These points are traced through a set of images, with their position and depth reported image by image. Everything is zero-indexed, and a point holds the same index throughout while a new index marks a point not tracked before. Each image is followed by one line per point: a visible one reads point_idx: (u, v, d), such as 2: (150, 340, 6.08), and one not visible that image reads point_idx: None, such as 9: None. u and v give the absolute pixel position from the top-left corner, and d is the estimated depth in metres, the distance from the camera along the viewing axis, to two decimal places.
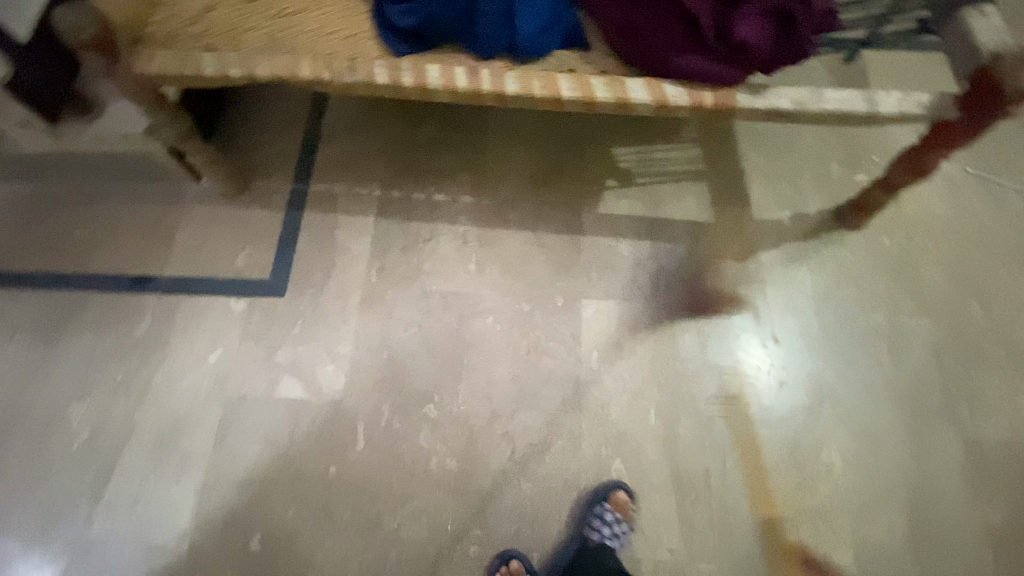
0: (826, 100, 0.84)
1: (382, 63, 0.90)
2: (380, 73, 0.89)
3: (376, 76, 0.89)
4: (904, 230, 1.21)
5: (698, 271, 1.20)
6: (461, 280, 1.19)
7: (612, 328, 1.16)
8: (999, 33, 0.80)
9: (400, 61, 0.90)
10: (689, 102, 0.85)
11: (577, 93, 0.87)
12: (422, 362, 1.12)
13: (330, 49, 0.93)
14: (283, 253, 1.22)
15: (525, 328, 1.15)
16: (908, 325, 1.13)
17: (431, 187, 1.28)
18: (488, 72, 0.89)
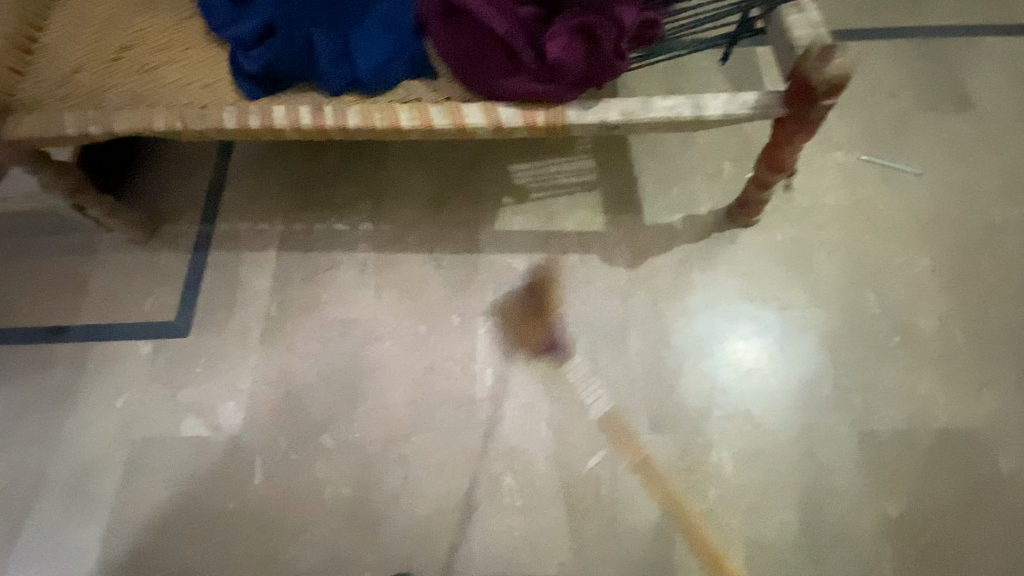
0: (654, 109, 0.85)
1: (232, 109, 0.94)
2: (229, 119, 0.93)
3: (225, 122, 0.93)
4: (798, 224, 1.21)
5: (593, 279, 1.20)
6: (357, 307, 1.20)
7: (508, 343, 1.15)
8: (813, 27, 0.80)
9: (250, 104, 0.94)
10: (522, 123, 0.87)
11: (416, 122, 0.89)
12: (319, 391, 1.13)
13: (187, 99, 0.97)
14: (189, 295, 1.26)
15: (422, 351, 1.15)
16: (800, 320, 1.13)
17: (331, 217, 1.30)
18: (331, 108, 0.91)
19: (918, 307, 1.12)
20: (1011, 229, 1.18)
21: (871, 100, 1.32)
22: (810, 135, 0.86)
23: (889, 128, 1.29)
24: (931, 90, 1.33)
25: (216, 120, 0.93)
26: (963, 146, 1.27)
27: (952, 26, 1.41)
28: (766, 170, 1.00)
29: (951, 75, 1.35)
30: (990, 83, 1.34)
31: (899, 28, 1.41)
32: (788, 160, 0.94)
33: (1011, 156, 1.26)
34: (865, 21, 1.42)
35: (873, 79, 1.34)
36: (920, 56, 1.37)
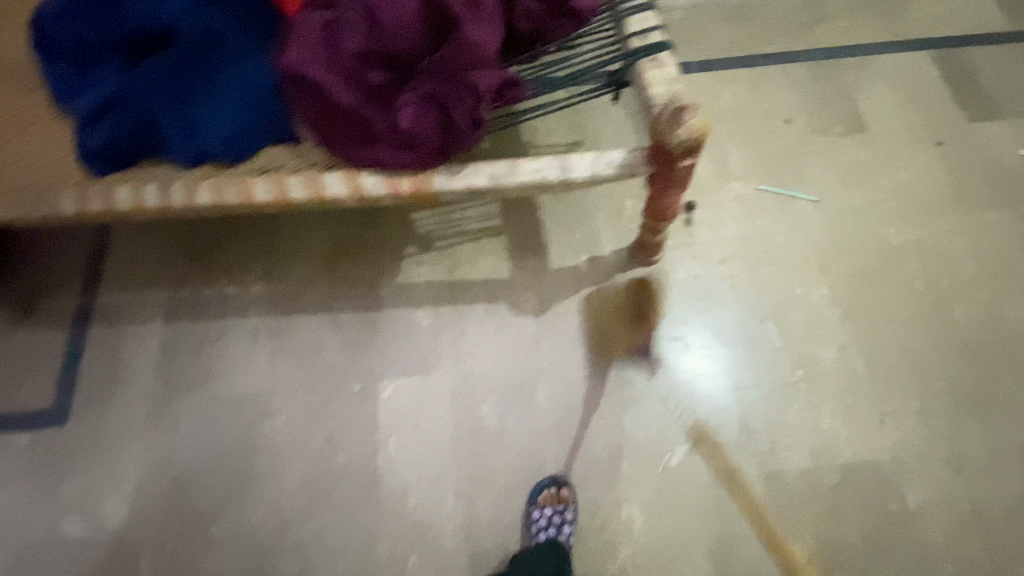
0: (521, 172, 0.83)
1: (70, 192, 0.85)
2: (66, 204, 0.85)
3: (63, 208, 0.85)
4: (698, 259, 1.20)
5: (499, 329, 1.15)
6: (249, 380, 1.13)
7: (410, 406, 1.09)
8: (671, 84, 0.78)
9: (90, 186, 0.86)
10: (387, 191, 0.83)
11: (271, 197, 0.83)
12: (209, 477, 1.06)
13: (26, 182, 0.88)
14: (68, 378, 1.16)
15: (318, 423, 1.08)
16: (705, 361, 1.12)
17: (222, 279, 1.22)
18: (179, 185, 0.84)
19: (820, 339, 1.12)
20: (905, 252, 1.20)
21: (768, 127, 1.33)
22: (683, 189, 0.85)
23: (785, 156, 1.30)
24: (824, 114, 1.35)
25: (53, 207, 0.85)
26: (858, 169, 1.28)
27: (842, 46, 1.43)
28: (650, 219, 0.98)
29: (844, 96, 1.37)
30: (881, 103, 1.36)
31: (793, 51, 1.43)
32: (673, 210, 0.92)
33: (904, 175, 1.27)
34: (759, 47, 1.43)
35: (768, 105, 1.35)
36: (813, 79, 1.39)
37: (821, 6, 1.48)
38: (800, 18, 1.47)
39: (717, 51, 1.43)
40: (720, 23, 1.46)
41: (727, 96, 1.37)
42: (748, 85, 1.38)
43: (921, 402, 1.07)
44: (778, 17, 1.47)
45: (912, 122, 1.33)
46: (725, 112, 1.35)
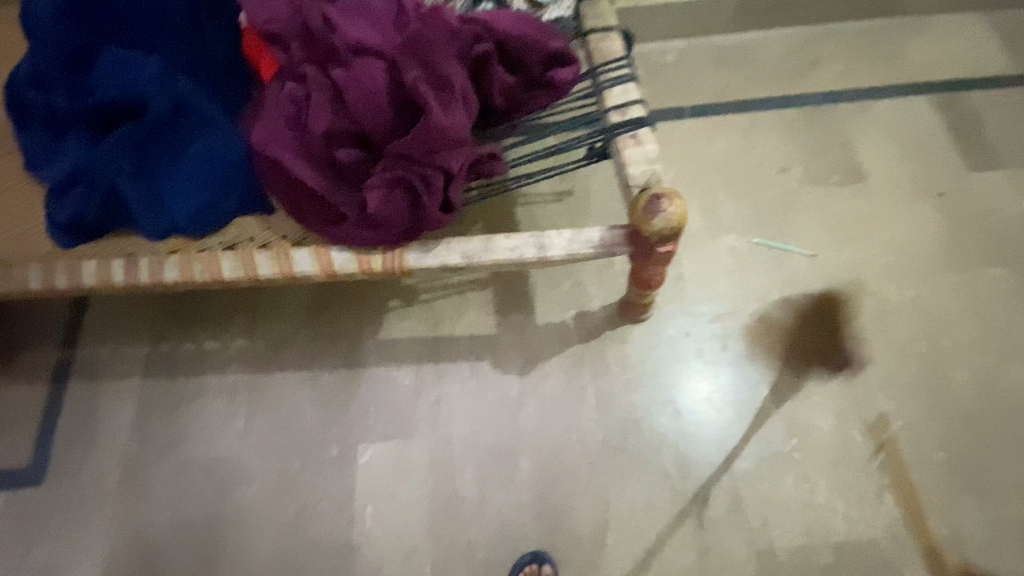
0: (497, 250, 0.80)
1: (39, 266, 0.84)
2: (34, 279, 0.84)
3: (31, 283, 0.83)
4: (688, 317, 1.17)
5: (482, 390, 1.12)
6: (224, 444, 1.12)
7: (387, 472, 1.07)
8: (651, 164, 0.75)
9: (59, 260, 0.84)
10: (357, 268, 0.80)
11: (240, 275, 0.81)
12: (182, 543, 1.05)
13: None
14: (44, 436, 1.14)
15: (292, 492, 1.07)
16: (694, 427, 1.08)
17: (202, 334, 1.20)
18: (147, 262, 0.83)
19: (815, 404, 1.08)
20: (904, 311, 1.15)
21: (761, 177, 1.30)
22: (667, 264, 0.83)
23: (778, 207, 1.27)
24: (820, 162, 1.31)
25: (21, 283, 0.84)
26: (854, 221, 1.25)
27: (839, 91, 1.40)
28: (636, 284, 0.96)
29: (840, 144, 1.33)
30: (879, 151, 1.32)
31: (787, 97, 1.40)
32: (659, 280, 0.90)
33: (901, 228, 1.23)
34: (750, 94, 1.42)
35: (760, 155, 1.33)
36: (808, 126, 1.36)
37: (817, 49, 1.46)
38: (794, 62, 1.45)
39: (710, 96, 1.42)
40: (711, 69, 1.45)
41: (716, 145, 1.36)
42: (740, 134, 1.36)
43: (920, 475, 1.03)
44: (771, 62, 1.45)
45: (911, 171, 1.30)
46: (715, 163, 1.33)
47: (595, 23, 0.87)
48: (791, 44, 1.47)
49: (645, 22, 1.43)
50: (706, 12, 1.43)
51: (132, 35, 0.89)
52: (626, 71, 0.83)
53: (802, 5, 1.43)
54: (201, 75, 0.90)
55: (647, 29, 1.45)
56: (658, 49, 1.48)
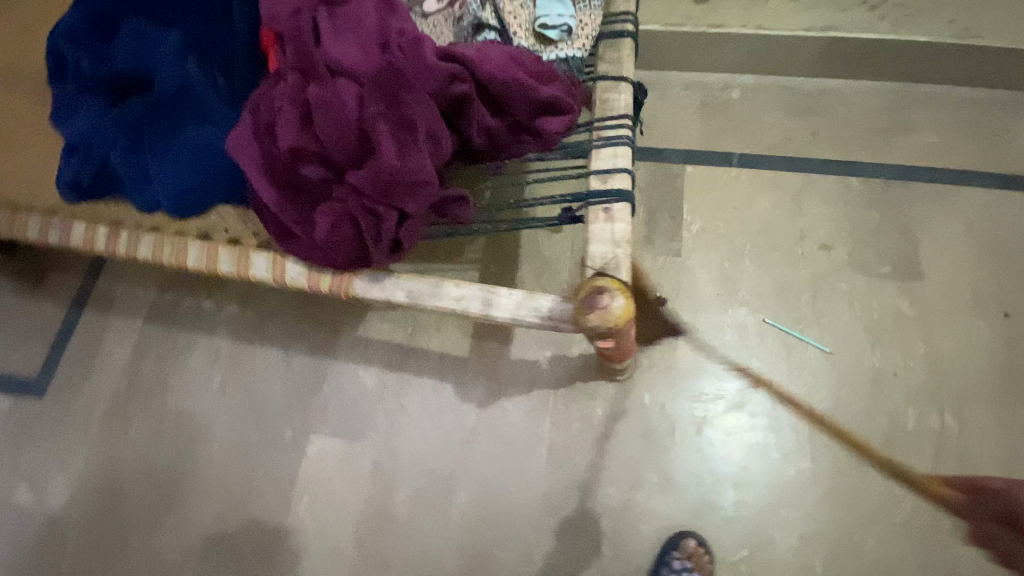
0: (444, 296, 0.76)
1: (39, 218, 0.91)
2: (33, 229, 0.91)
3: (30, 233, 0.91)
4: (670, 388, 1.08)
5: (440, 412, 1.11)
6: (198, 400, 1.17)
7: (331, 469, 1.09)
8: (615, 248, 0.68)
9: (57, 215, 0.90)
10: (306, 284, 0.79)
11: (201, 265, 0.83)
12: (141, 483, 1.13)
13: (16, 195, 0.95)
14: (54, 355, 1.25)
15: (244, 463, 1.12)
16: (642, 505, 1.02)
17: (201, 292, 1.26)
18: (126, 234, 0.87)
19: (779, 520, 0.99)
20: (918, 441, 1.02)
21: (796, 251, 1.17)
22: (627, 348, 0.76)
23: (807, 289, 1.13)
24: (872, 247, 1.15)
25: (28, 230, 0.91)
26: (892, 324, 1.09)
27: (920, 168, 1.22)
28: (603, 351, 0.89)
29: (902, 231, 1.17)
30: (947, 248, 1.15)
31: (856, 163, 1.23)
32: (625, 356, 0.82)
33: (947, 345, 1.07)
34: (814, 152, 1.26)
35: (805, 225, 1.19)
36: (870, 202, 1.19)
37: (908, 113, 1.27)
38: (877, 124, 1.26)
39: (767, 146, 1.27)
40: (778, 116, 1.30)
41: (758, 204, 1.22)
42: (788, 196, 1.22)
43: None
44: (850, 119, 1.28)
45: (980, 281, 1.12)
46: (750, 223, 1.20)
47: (608, 68, 0.78)
48: (879, 102, 1.28)
49: (712, 51, 1.29)
50: (785, 52, 1.26)
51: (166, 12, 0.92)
52: (623, 132, 0.75)
53: (906, 57, 1.22)
54: (209, 55, 0.89)
55: (715, 58, 1.30)
56: (723, 81, 1.33)
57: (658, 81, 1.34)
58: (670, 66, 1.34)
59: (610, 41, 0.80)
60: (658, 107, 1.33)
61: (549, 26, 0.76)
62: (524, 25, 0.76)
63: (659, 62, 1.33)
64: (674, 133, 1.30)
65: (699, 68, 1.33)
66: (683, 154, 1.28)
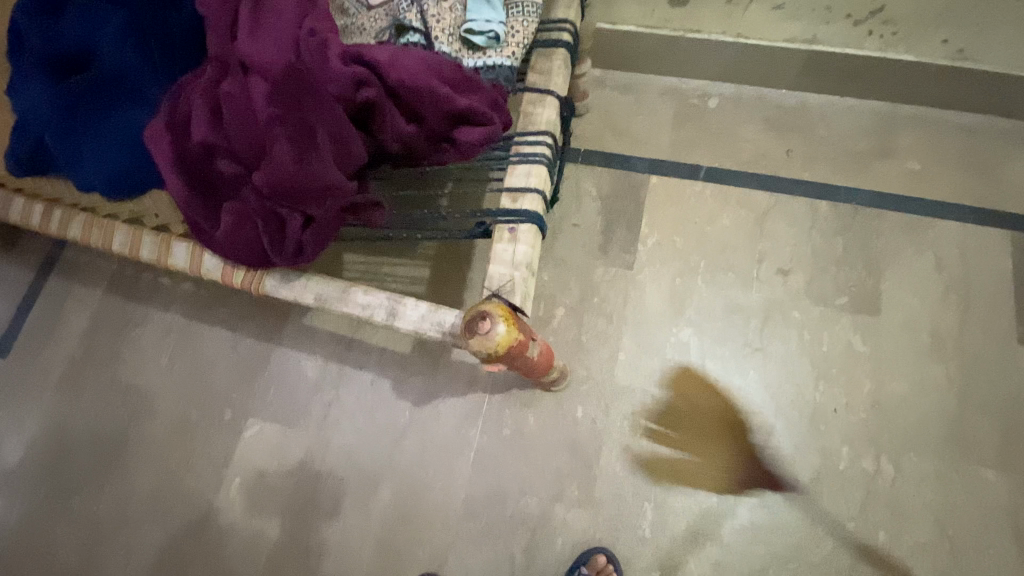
0: (350, 302, 0.75)
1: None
2: None
3: None
4: (604, 404, 1.06)
5: (375, 406, 1.11)
6: (147, 373, 1.20)
7: (265, 453, 1.12)
8: (514, 271, 0.66)
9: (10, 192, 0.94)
10: (220, 278, 0.79)
11: (126, 250, 0.85)
12: (86, 449, 1.17)
13: None
14: (18, 317, 1.29)
15: (183, 439, 1.15)
16: (560, 519, 1.02)
17: (160, 268, 1.27)
18: (59, 213, 0.89)
19: (693, 546, 0.98)
20: (850, 483, 0.99)
21: (753, 274, 1.13)
22: (538, 360, 0.74)
23: (759, 315, 1.10)
24: (831, 276, 1.11)
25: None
26: (841, 358, 1.06)
27: (896, 197, 1.16)
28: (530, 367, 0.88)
29: (867, 262, 1.12)
30: (911, 285, 1.10)
31: (830, 187, 1.18)
32: (547, 367, 0.80)
33: (895, 387, 1.04)
34: (787, 172, 1.21)
35: (766, 247, 1.15)
36: (838, 229, 1.15)
37: (893, 137, 1.21)
38: (857, 146, 1.21)
39: (740, 161, 1.23)
40: (755, 130, 1.24)
41: (721, 221, 1.18)
42: (754, 216, 1.17)
43: None
44: (829, 139, 1.22)
45: (941, 323, 1.07)
46: (710, 242, 1.17)
47: (537, 80, 0.76)
48: (862, 124, 1.22)
49: (691, 56, 1.23)
50: (766, 63, 1.20)
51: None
52: (541, 148, 0.72)
53: (894, 78, 1.16)
54: (141, 31, 0.86)
55: (693, 65, 1.25)
56: (702, 89, 1.29)
57: (634, 85, 1.31)
58: (648, 70, 1.30)
59: (543, 51, 0.77)
60: (632, 112, 1.29)
61: (475, 31, 0.73)
62: (447, 30, 0.73)
63: (636, 65, 1.29)
64: (644, 141, 1.27)
65: (677, 74, 1.29)
66: (650, 165, 1.25)
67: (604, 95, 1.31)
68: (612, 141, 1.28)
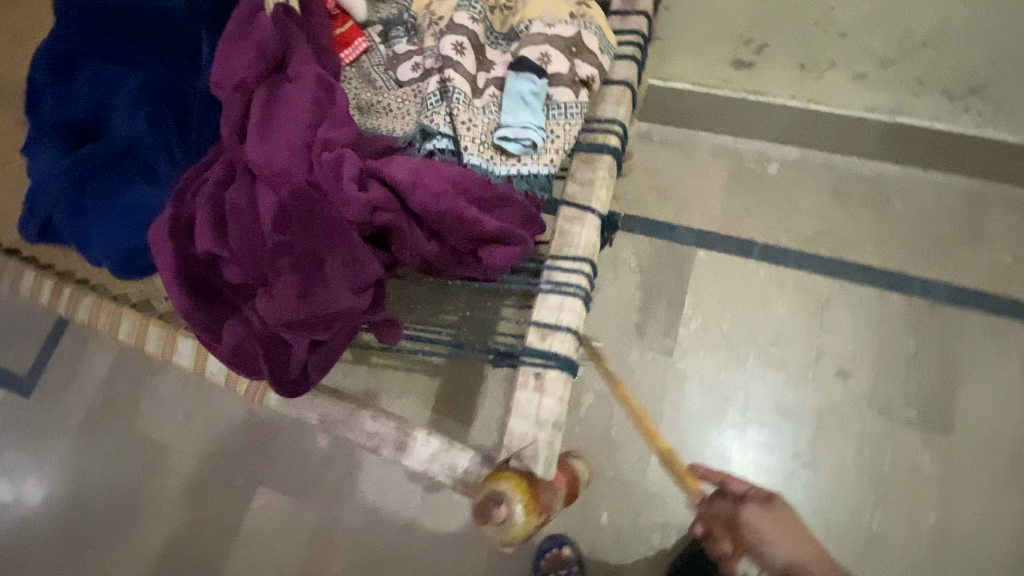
0: (356, 428, 0.68)
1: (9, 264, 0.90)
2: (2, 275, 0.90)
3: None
4: (631, 510, 0.99)
5: (387, 487, 1.06)
6: (163, 427, 1.18)
7: (274, 526, 1.08)
8: (536, 429, 0.58)
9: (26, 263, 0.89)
10: (226, 382, 0.74)
11: (131, 338, 0.80)
12: (102, 501, 1.16)
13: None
14: (41, 357, 1.28)
15: (195, 501, 1.13)
16: None
17: None
18: (69, 293, 0.85)
19: None
20: None
21: (807, 373, 1.02)
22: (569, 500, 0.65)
23: (811, 420, 0.99)
24: (900, 384, 0.99)
25: None
26: (904, 481, 0.94)
27: (982, 293, 1.03)
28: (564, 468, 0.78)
29: (941, 369, 0.99)
30: (995, 401, 0.97)
31: (903, 276, 1.05)
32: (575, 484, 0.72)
33: (967, 520, 0.92)
34: (854, 255, 1.08)
35: (824, 342, 1.03)
36: (911, 327, 1.02)
37: (982, 221, 1.06)
38: (937, 228, 1.07)
39: (802, 238, 1.10)
40: (820, 203, 1.12)
41: (775, 307, 1.06)
42: (813, 304, 1.06)
43: None
44: (909, 219, 1.08)
45: None
46: (760, 331, 1.05)
47: (577, 190, 0.67)
48: (948, 203, 1.08)
49: (752, 118, 1.10)
50: (840, 129, 1.06)
51: (121, 44, 0.83)
52: (576, 277, 0.63)
53: (990, 155, 1.02)
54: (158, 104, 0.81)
55: (752, 127, 1.13)
56: (761, 151, 1.16)
57: (686, 142, 1.19)
58: (701, 126, 1.18)
59: (586, 156, 0.68)
60: (681, 174, 1.18)
61: (510, 138, 0.65)
62: (480, 137, 0.65)
63: (689, 121, 1.17)
64: (693, 207, 1.15)
65: (734, 133, 1.16)
66: (698, 236, 1.13)
67: (650, 152, 1.20)
68: (656, 206, 1.17)
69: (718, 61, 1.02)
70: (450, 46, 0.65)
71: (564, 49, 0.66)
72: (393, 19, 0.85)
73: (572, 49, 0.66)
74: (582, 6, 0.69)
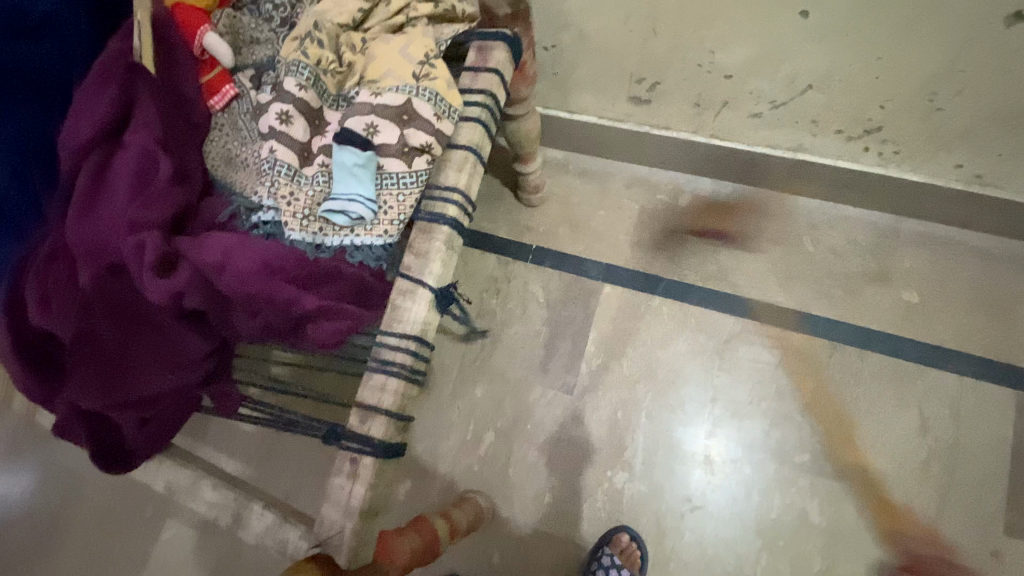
0: (196, 497, 0.65)
1: None
2: None
3: None
4: (522, 551, 1.00)
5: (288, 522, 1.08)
6: (79, 457, 1.19)
7: (181, 558, 1.11)
8: (344, 515, 0.58)
9: None
10: None
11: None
12: (15, 531, 1.17)
13: None
14: None
15: (106, 532, 1.15)
16: None
17: None
18: None
19: None
20: None
21: (703, 415, 1.01)
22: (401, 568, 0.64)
23: (704, 463, 0.99)
24: (794, 428, 0.99)
25: None
26: (790, 527, 0.95)
27: (886, 336, 1.01)
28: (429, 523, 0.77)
29: (837, 413, 0.98)
30: (889, 447, 0.96)
31: (806, 316, 1.03)
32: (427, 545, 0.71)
33: (850, 569, 0.92)
34: (759, 293, 1.06)
35: (723, 384, 1.02)
36: (812, 368, 1.01)
37: (892, 259, 1.04)
38: (845, 266, 1.05)
39: (708, 274, 1.08)
40: (729, 237, 1.09)
41: (676, 346, 1.05)
42: (717, 343, 1.04)
43: None
44: (817, 255, 1.06)
45: (916, 498, 0.93)
46: (660, 370, 1.04)
47: (412, 262, 0.64)
48: (858, 240, 1.06)
49: (659, 151, 1.08)
50: (746, 165, 1.04)
51: None
52: (400, 356, 0.61)
53: (898, 193, 0.99)
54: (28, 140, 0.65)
55: (662, 159, 1.10)
56: (674, 182, 1.13)
57: (599, 172, 1.16)
58: (613, 156, 1.15)
59: (424, 226, 0.65)
60: (592, 205, 1.15)
61: (335, 210, 0.62)
62: (302, 212, 0.64)
63: (601, 150, 1.14)
64: (602, 240, 1.13)
65: (647, 164, 1.13)
66: (605, 271, 1.11)
67: (563, 181, 1.17)
68: (566, 238, 1.15)
69: (617, 97, 0.98)
70: (275, 115, 0.63)
71: (394, 118, 0.64)
72: (266, 62, 0.73)
73: (404, 117, 0.64)
74: (425, 66, 0.67)
